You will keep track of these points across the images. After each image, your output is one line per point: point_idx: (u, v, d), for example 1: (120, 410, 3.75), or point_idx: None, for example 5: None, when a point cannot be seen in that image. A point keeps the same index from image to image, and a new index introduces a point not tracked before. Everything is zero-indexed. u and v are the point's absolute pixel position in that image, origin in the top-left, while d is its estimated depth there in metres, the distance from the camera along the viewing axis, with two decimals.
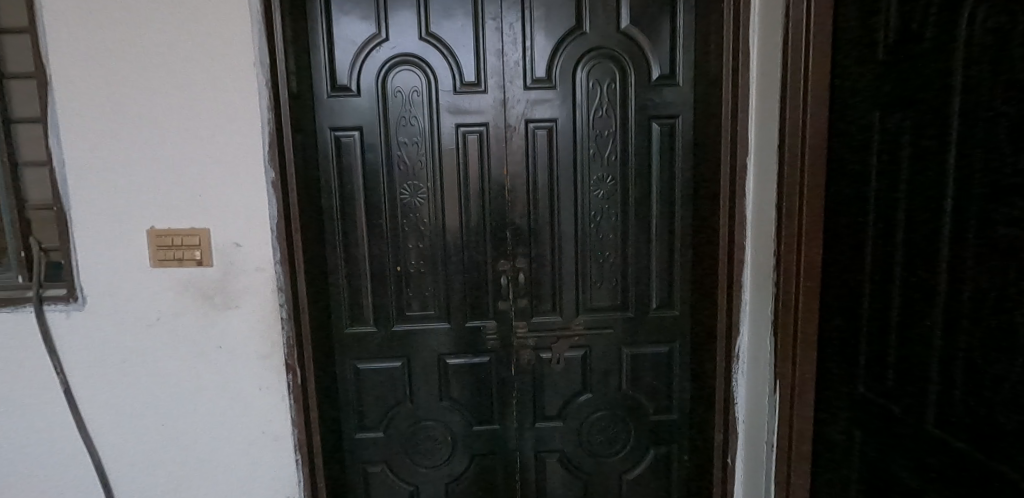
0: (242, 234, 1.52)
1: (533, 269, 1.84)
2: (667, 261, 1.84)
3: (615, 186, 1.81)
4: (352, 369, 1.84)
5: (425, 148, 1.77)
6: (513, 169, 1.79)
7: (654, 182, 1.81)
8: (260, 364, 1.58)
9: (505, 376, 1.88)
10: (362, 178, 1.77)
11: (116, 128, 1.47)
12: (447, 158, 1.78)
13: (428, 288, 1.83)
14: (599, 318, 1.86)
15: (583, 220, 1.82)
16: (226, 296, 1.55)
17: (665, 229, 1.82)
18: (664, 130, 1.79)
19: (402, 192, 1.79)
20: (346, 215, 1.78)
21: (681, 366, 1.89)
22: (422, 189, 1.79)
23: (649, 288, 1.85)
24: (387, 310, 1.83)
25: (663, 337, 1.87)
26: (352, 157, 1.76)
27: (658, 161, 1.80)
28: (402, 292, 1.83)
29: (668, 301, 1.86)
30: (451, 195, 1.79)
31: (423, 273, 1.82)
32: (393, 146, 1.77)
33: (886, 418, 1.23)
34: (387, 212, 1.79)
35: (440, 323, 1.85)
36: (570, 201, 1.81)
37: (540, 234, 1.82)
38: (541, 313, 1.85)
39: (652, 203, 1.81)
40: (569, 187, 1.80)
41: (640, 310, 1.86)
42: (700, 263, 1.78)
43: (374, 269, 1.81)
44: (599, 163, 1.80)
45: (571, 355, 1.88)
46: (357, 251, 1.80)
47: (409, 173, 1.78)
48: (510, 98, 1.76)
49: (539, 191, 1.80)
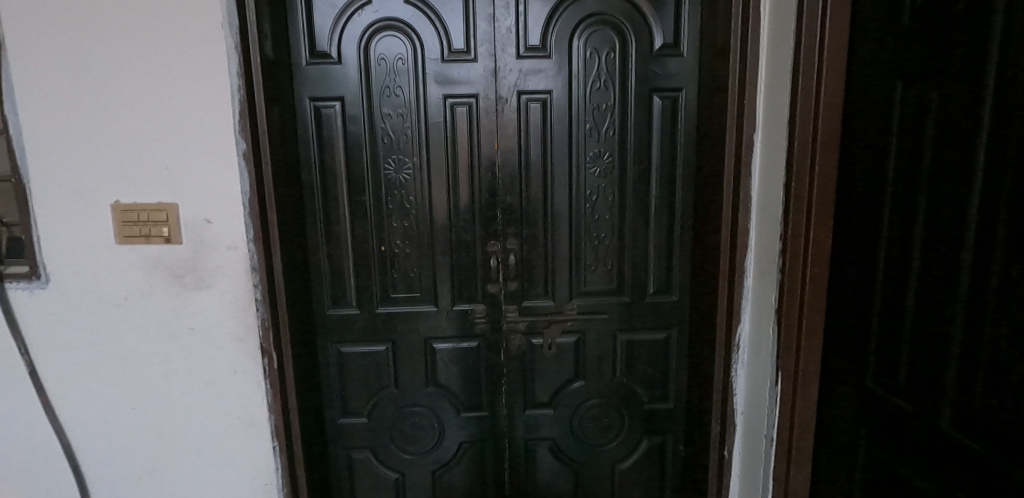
0: (213, 210, 1.43)
1: (524, 251, 1.74)
2: (666, 244, 1.74)
3: (612, 163, 1.70)
4: (334, 353, 1.77)
5: (411, 121, 1.67)
6: (504, 144, 1.68)
7: (654, 160, 1.70)
8: (234, 347, 1.50)
9: (494, 362, 1.80)
10: (344, 152, 1.67)
11: (74, 93, 1.37)
12: (433, 132, 1.67)
13: (415, 269, 1.74)
14: (593, 303, 1.77)
15: (578, 200, 1.72)
16: (197, 275, 1.46)
17: (664, 210, 1.72)
18: (666, 104, 1.68)
19: (386, 167, 1.69)
20: (327, 190, 1.69)
21: (679, 354, 1.81)
22: (408, 164, 1.69)
23: (647, 273, 1.76)
24: (371, 292, 1.75)
25: (660, 323, 1.79)
26: (333, 129, 1.66)
27: (659, 138, 1.69)
28: (386, 273, 1.74)
29: (666, 285, 1.77)
30: (439, 171, 1.69)
31: (409, 254, 1.73)
32: (376, 118, 1.66)
33: (895, 416, 1.15)
34: (371, 188, 1.70)
35: (426, 305, 1.76)
36: (564, 180, 1.71)
37: (532, 213, 1.72)
38: (533, 296, 1.76)
39: (651, 182, 1.71)
40: (564, 164, 1.70)
41: (637, 296, 1.77)
42: (701, 246, 1.68)
43: (359, 249, 1.73)
44: (597, 138, 1.69)
45: (563, 340, 1.79)
46: (339, 228, 1.71)
47: (394, 147, 1.68)
48: (502, 67, 1.65)
49: (531, 168, 1.70)
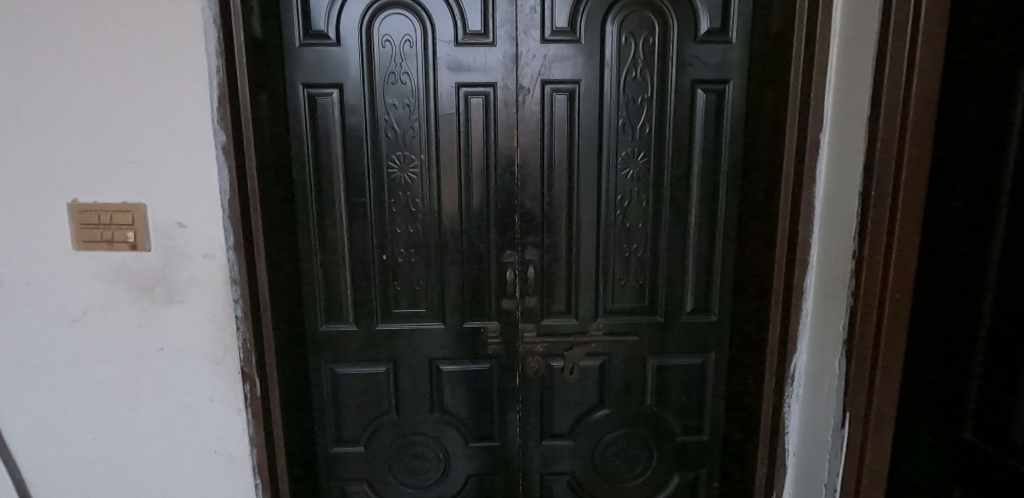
0: (187, 211, 1.22)
1: (545, 262, 1.53)
2: (706, 257, 1.54)
3: (647, 164, 1.49)
4: (328, 373, 1.57)
5: (418, 113, 1.46)
6: (524, 140, 1.48)
7: (695, 161, 1.49)
8: (210, 371, 1.30)
9: (508, 387, 1.59)
10: (342, 147, 1.47)
11: (25, 72, 1.16)
12: (444, 125, 1.46)
13: (421, 282, 1.53)
14: (622, 322, 1.56)
15: (607, 206, 1.51)
16: (168, 288, 1.26)
17: (705, 218, 1.52)
18: (711, 98, 1.47)
19: (390, 165, 1.48)
20: (322, 191, 1.48)
21: (716, 381, 1.60)
22: (414, 162, 1.48)
23: (683, 289, 1.55)
24: (370, 306, 1.54)
25: (697, 346, 1.58)
26: (330, 121, 1.45)
27: (702, 137, 1.48)
28: (388, 285, 1.53)
29: (704, 304, 1.56)
30: (449, 170, 1.48)
31: (414, 264, 1.53)
32: (380, 109, 1.46)
33: (1004, 478, 0.96)
34: (373, 188, 1.49)
35: (433, 323, 1.55)
36: (592, 183, 1.50)
37: (555, 220, 1.51)
38: (554, 314, 1.56)
39: (692, 186, 1.50)
40: (592, 164, 1.49)
41: (671, 315, 1.56)
42: (747, 260, 1.48)
43: (357, 258, 1.52)
44: (631, 135, 1.48)
45: (587, 364, 1.58)
46: (335, 233, 1.50)
47: (399, 142, 1.47)
48: (524, 53, 1.44)
49: (555, 169, 1.49)
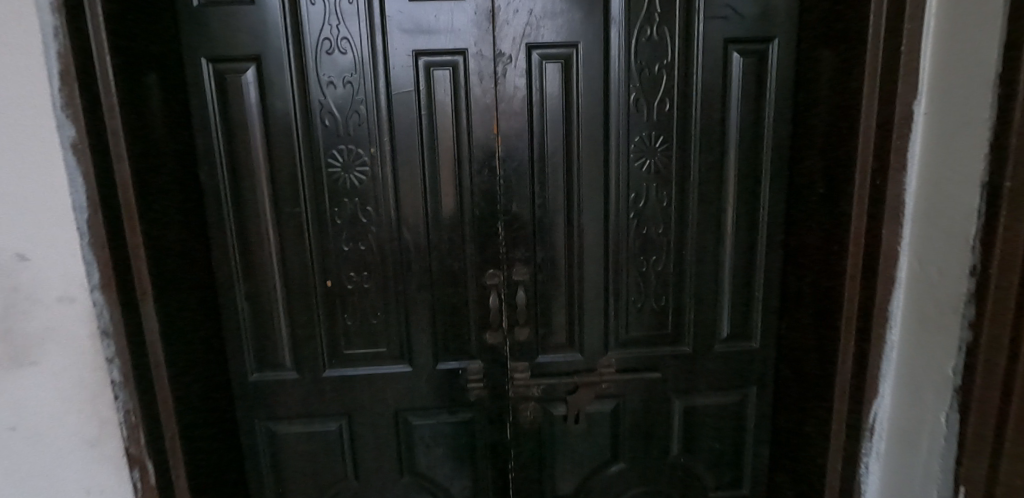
0: (30, 237, 0.86)
1: (538, 283, 1.18)
2: (743, 269, 1.20)
3: (668, 152, 1.15)
4: (265, 433, 1.22)
5: (364, 92, 1.10)
6: (504, 125, 1.12)
7: (729, 146, 1.15)
8: (85, 457, 0.93)
9: (497, 441, 1.25)
10: (265, 141, 1.10)
11: None
12: (400, 108, 1.10)
13: (378, 314, 1.18)
14: (639, 356, 1.22)
15: (617, 208, 1.16)
16: (12, 345, 0.88)
17: (743, 219, 1.18)
18: (749, 62, 1.13)
19: (331, 163, 1.12)
20: (242, 200, 1.12)
21: (758, 423, 1.27)
22: (362, 157, 1.12)
23: (716, 310, 1.22)
24: (313, 347, 1.19)
25: (734, 380, 1.25)
26: (247, 106, 1.09)
27: (737, 114, 1.14)
28: (335, 320, 1.18)
29: (741, 327, 1.23)
30: (409, 167, 1.13)
31: (368, 291, 1.17)
32: (312, 89, 1.09)
33: None
34: (308, 194, 1.12)
35: (396, 366, 1.20)
36: (598, 178, 1.15)
37: (549, 227, 1.17)
38: (552, 349, 1.21)
39: (725, 178, 1.16)
40: (595, 153, 1.14)
41: (701, 344, 1.23)
42: (799, 273, 1.14)
43: (293, 285, 1.16)
44: (645, 116, 1.13)
45: (596, 409, 1.24)
46: (261, 255, 1.14)
47: (340, 132, 1.11)
48: (502, 8, 1.08)
49: (549, 162, 1.14)
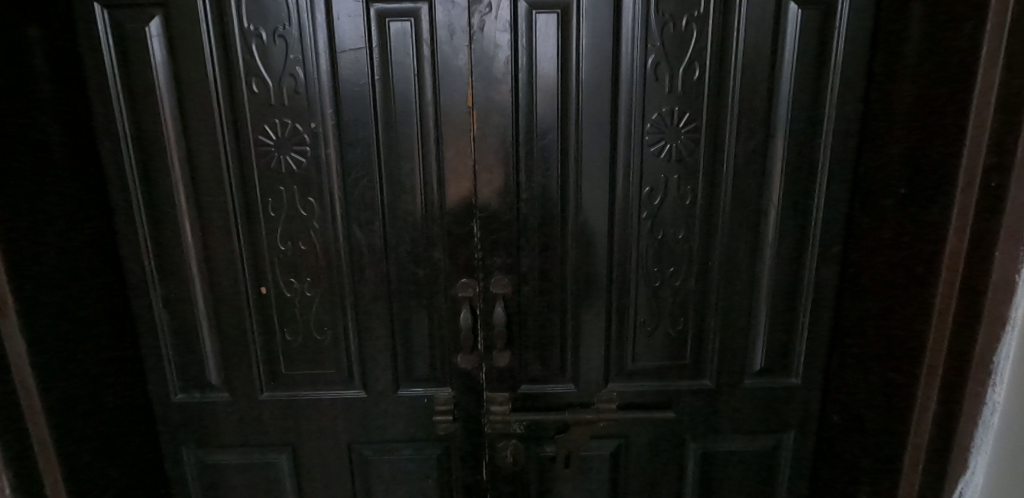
0: None
1: (522, 296, 0.95)
2: (787, 287, 0.94)
3: (695, 135, 0.88)
4: (194, 461, 1.03)
5: (300, 50, 0.85)
6: (481, 96, 0.87)
7: (777, 129, 0.88)
8: None
9: (470, 483, 1.03)
10: (180, 112, 0.87)
11: None
12: (348, 72, 0.86)
13: (324, 329, 0.96)
14: (648, 391, 0.98)
15: (626, 206, 0.91)
16: None
17: (790, 224, 0.91)
18: (809, 16, 0.84)
19: (262, 141, 0.88)
20: (154, 184, 0.90)
21: (793, 475, 1.03)
22: (301, 134, 0.88)
23: (750, 338, 0.96)
24: (248, 366, 0.97)
25: (767, 423, 1.00)
26: (156, 67, 0.86)
27: (790, 86, 0.86)
28: (273, 334, 0.96)
29: (780, 360, 0.97)
30: (361, 148, 0.89)
31: (313, 301, 0.95)
32: (234, 46, 0.85)
33: None
34: (234, 179, 0.90)
35: (348, 392, 0.99)
36: (602, 167, 0.89)
37: (538, 228, 0.92)
38: (539, 378, 0.98)
39: (770, 170, 0.89)
40: (599, 135, 0.88)
41: (727, 378, 0.97)
42: (863, 298, 0.88)
43: (220, 291, 0.94)
44: (667, 86, 0.86)
45: (591, 452, 1.01)
46: (181, 254, 0.93)
47: (272, 102, 0.87)
48: None
49: (539, 145, 0.89)
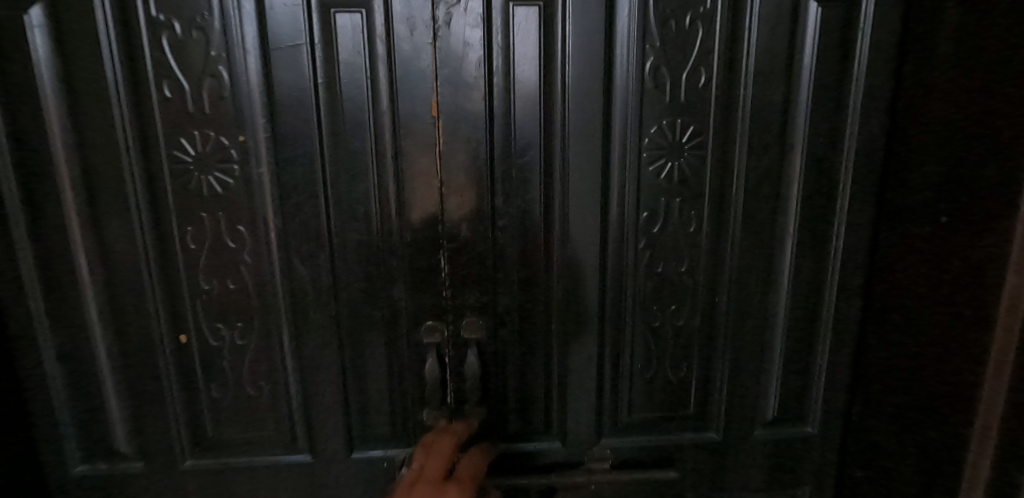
0: None
1: (500, 341, 0.80)
2: (803, 326, 0.82)
3: (700, 152, 0.75)
4: None
5: (224, 47, 0.69)
6: (448, 105, 0.73)
7: (794, 145, 0.76)
8: None
9: None
10: (72, 123, 0.70)
11: None
12: (285, 75, 0.70)
13: (260, 384, 0.79)
14: (646, 447, 0.84)
15: (620, 234, 0.77)
16: None
17: (808, 253, 0.79)
18: (831, 15, 0.72)
19: (178, 157, 0.72)
20: (39, 212, 0.72)
21: None
22: (227, 150, 0.72)
23: (761, 384, 0.83)
24: (166, 431, 0.80)
25: (779, 478, 0.87)
26: (39, 66, 0.68)
27: (808, 95, 0.74)
28: (197, 392, 0.79)
29: (794, 407, 0.85)
30: (302, 166, 0.73)
31: (245, 351, 0.78)
32: (140, 41, 0.68)
33: None
34: (143, 205, 0.73)
35: (291, 457, 0.82)
36: (593, 188, 0.76)
37: (518, 261, 0.78)
38: (520, 435, 0.83)
39: (785, 193, 0.77)
40: (588, 151, 0.74)
41: (736, 430, 0.85)
42: (892, 339, 0.76)
43: (129, 341, 0.77)
44: (668, 95, 0.73)
45: None
46: (77, 297, 0.75)
47: (190, 110, 0.71)
48: None
49: (517, 163, 0.75)
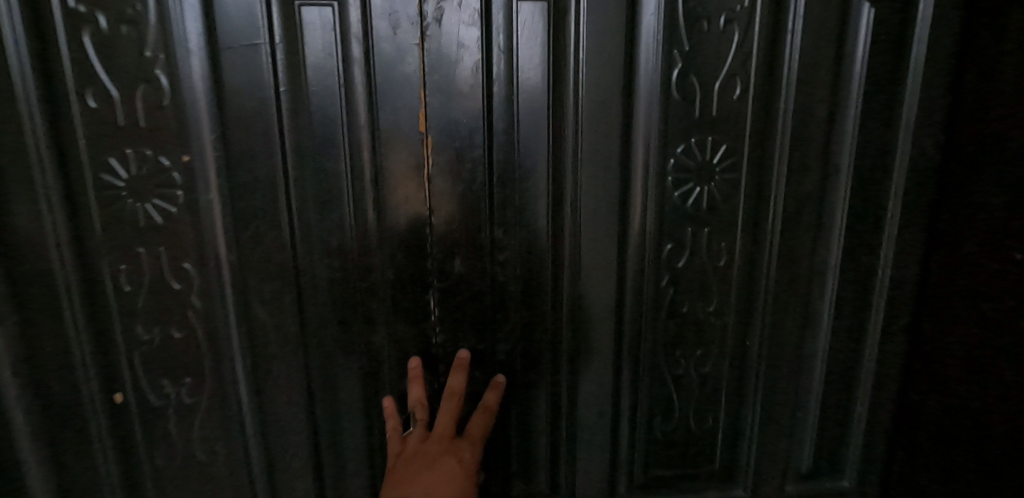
0: None
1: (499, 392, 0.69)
2: (843, 370, 0.72)
3: (733, 175, 0.65)
4: None
5: (163, 46, 0.56)
6: (438, 117, 0.61)
7: (840, 167, 0.65)
8: None
9: None
10: None
11: None
12: (240, 82, 0.58)
13: (214, 448, 0.67)
14: None
15: (640, 269, 0.67)
16: None
17: (851, 289, 0.69)
18: (885, 18, 0.62)
19: (105, 181, 0.58)
20: None
21: None
22: (168, 172, 0.59)
23: (795, 436, 0.73)
24: None
25: None
26: None
27: (857, 110, 0.64)
28: (136, 460, 0.66)
29: (830, 459, 0.75)
30: (262, 191, 0.60)
31: (195, 411, 0.65)
32: (56, 37, 0.55)
33: None
34: (62, 240, 0.59)
35: None
36: (609, 216, 0.65)
37: (521, 300, 0.66)
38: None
39: (829, 222, 0.67)
40: (603, 172, 0.64)
41: (766, 485, 0.75)
42: (947, 388, 0.67)
43: (46, 405, 0.62)
44: (696, 109, 0.63)
45: None
46: None
47: (120, 123, 0.57)
48: None
49: (521, 187, 0.63)
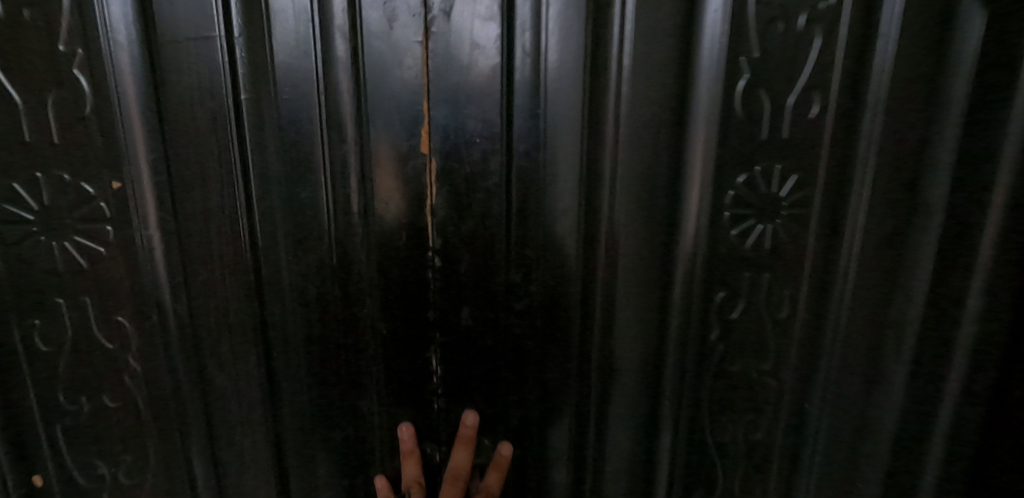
0: None
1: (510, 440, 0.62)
2: None
3: (803, 211, 0.53)
4: None
5: (85, 44, 0.44)
6: (443, 130, 0.52)
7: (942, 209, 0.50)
8: None
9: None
10: None
11: None
12: (188, 92, 0.46)
13: None
14: None
15: (682, 316, 0.57)
16: None
17: None
18: None
19: (14, 214, 0.46)
20: None
21: None
22: (96, 203, 0.47)
23: None
24: None
25: None
26: None
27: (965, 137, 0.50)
28: None
29: None
30: (226, 225, 0.49)
31: (146, 480, 0.55)
32: None
33: None
34: None
35: None
36: (646, 255, 0.55)
37: (538, 345, 0.58)
38: None
39: None
40: (638, 202, 0.54)
41: None
42: None
43: None
44: (762, 129, 0.51)
45: None
46: None
47: (31, 141, 0.45)
48: None
49: (539, 217, 0.55)
